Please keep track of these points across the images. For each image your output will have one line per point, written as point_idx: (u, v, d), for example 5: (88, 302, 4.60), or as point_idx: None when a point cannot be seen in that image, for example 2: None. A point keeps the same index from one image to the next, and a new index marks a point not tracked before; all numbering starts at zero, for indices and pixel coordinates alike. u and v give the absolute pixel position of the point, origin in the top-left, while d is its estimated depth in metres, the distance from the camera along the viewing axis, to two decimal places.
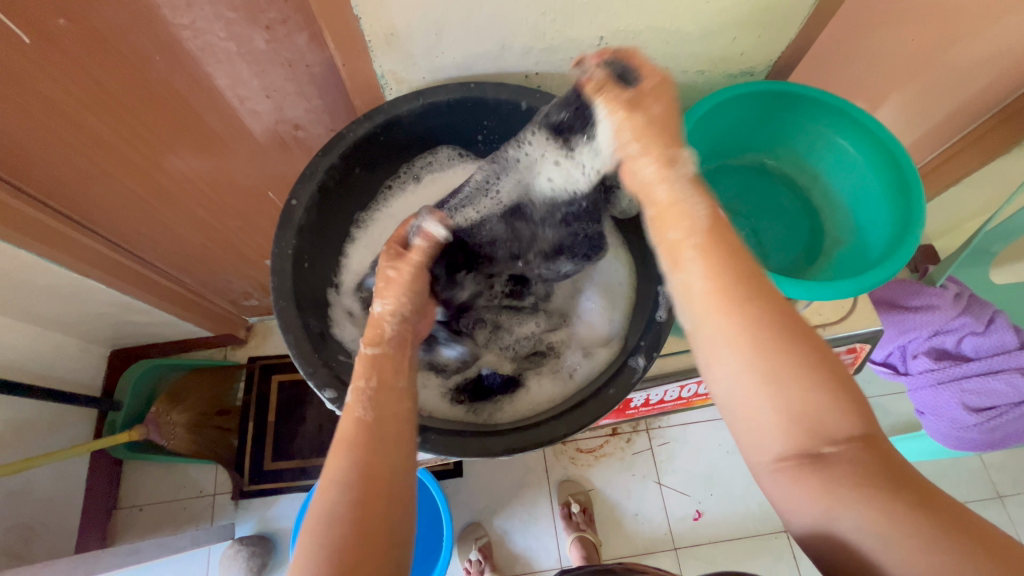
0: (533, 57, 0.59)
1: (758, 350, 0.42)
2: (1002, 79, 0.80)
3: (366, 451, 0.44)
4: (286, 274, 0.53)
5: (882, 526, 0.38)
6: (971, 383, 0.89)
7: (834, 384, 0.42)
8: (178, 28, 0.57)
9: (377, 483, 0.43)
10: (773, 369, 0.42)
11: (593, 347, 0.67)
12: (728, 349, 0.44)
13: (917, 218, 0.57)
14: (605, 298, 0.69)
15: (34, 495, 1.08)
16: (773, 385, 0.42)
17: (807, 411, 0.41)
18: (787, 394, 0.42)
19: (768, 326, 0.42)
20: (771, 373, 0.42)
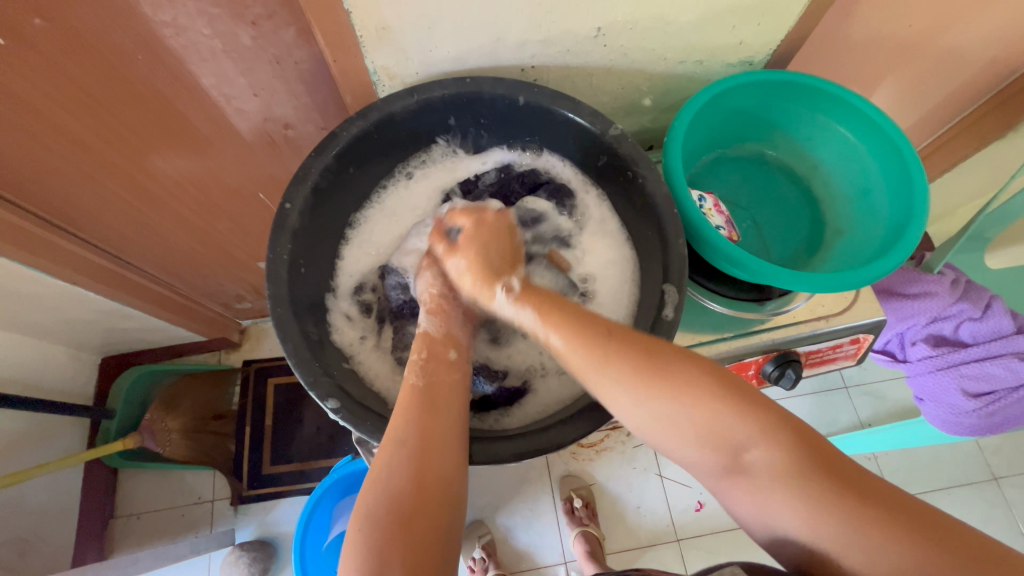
0: (528, 50, 0.57)
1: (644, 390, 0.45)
2: (998, 64, 0.80)
3: (422, 452, 0.46)
4: (281, 279, 0.51)
5: (811, 523, 0.40)
6: (969, 368, 0.89)
7: (719, 394, 0.44)
8: (159, 26, 0.55)
9: (435, 483, 0.45)
10: (654, 388, 0.45)
11: None
12: (628, 397, 0.46)
13: (920, 206, 0.56)
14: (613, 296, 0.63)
15: (28, 507, 1.06)
16: (674, 415, 0.44)
17: (698, 426, 0.44)
18: (672, 412, 0.44)
19: (631, 361, 0.46)
20: (648, 394, 0.45)
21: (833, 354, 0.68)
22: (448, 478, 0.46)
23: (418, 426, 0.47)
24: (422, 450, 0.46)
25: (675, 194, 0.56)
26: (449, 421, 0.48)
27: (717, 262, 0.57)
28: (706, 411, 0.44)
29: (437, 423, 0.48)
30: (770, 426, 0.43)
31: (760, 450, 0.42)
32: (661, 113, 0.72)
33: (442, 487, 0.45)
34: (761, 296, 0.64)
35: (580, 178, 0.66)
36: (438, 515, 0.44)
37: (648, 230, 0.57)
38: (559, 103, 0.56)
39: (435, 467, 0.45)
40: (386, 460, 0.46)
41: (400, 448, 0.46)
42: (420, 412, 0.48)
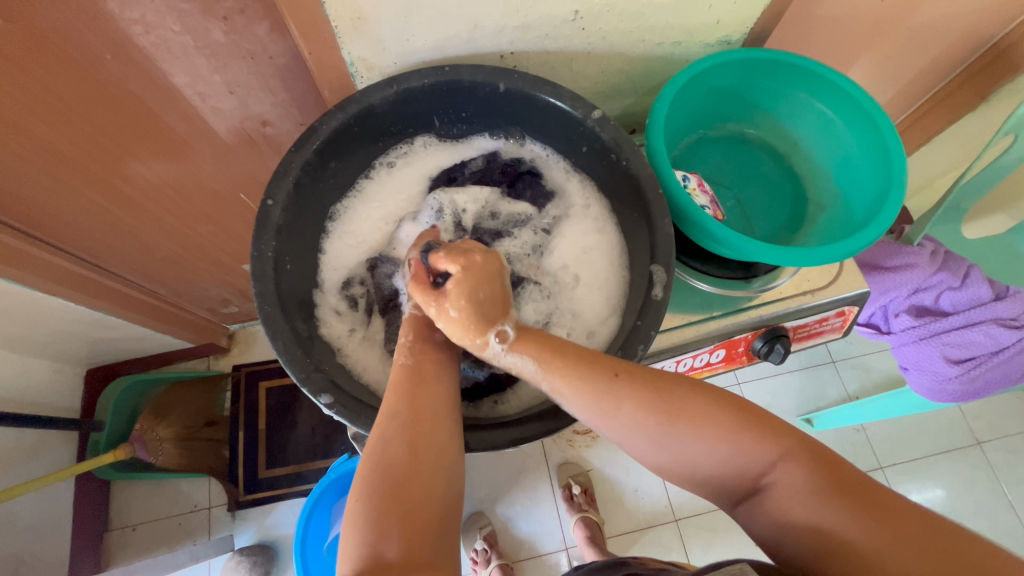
0: (507, 36, 0.57)
1: (617, 423, 0.47)
2: (968, 36, 0.81)
3: (414, 425, 0.46)
4: (267, 276, 0.50)
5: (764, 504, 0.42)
6: (951, 336, 0.91)
7: (721, 413, 0.46)
8: (128, 24, 0.53)
9: (428, 451, 0.45)
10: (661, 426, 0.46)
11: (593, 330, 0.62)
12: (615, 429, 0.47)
13: (898, 176, 0.57)
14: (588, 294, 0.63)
15: (19, 524, 1.04)
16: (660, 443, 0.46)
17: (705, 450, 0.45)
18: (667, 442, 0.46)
19: (635, 400, 0.46)
20: (668, 433, 0.46)
21: (821, 328, 0.70)
22: (443, 447, 0.46)
23: (410, 401, 0.47)
24: (414, 421, 0.46)
25: (660, 175, 0.56)
26: (440, 398, 0.49)
27: (703, 241, 0.58)
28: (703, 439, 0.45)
29: (427, 397, 0.49)
30: (790, 448, 0.45)
31: (787, 470, 0.44)
32: (641, 96, 0.72)
33: (436, 454, 0.45)
34: (748, 274, 0.65)
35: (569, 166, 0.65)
36: (435, 486, 0.44)
37: (634, 213, 0.58)
38: (539, 89, 0.56)
39: (429, 436, 0.46)
40: (379, 436, 0.46)
41: (393, 421, 0.46)
42: (411, 387, 0.49)
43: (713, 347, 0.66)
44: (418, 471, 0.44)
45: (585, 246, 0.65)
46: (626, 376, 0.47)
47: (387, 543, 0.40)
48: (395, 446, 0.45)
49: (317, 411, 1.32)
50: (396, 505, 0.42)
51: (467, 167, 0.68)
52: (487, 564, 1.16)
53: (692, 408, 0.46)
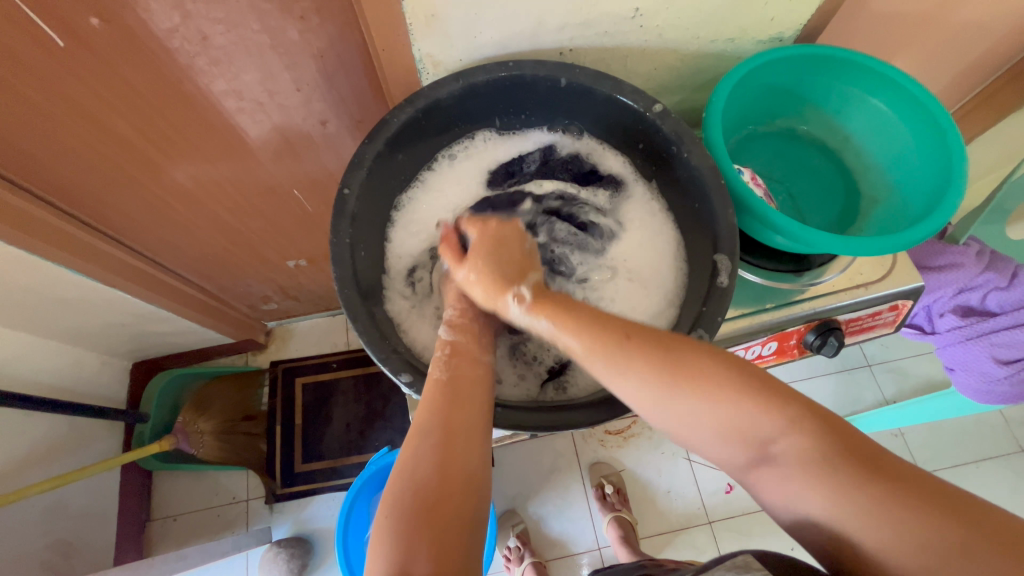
0: (568, 33, 0.59)
1: (667, 385, 0.44)
2: (1018, 33, 0.81)
3: (447, 444, 0.45)
4: (345, 260, 0.52)
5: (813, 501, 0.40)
6: (999, 337, 0.90)
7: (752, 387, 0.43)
8: (210, 23, 0.56)
9: (457, 477, 0.43)
10: (676, 394, 0.44)
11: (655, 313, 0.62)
12: (652, 402, 0.45)
13: (960, 170, 0.57)
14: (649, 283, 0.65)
15: (70, 510, 1.08)
16: (697, 411, 0.44)
17: (736, 416, 0.43)
18: (713, 412, 0.44)
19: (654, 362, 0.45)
20: (670, 400, 0.44)
21: (873, 322, 0.70)
22: (472, 471, 0.44)
23: (444, 416, 0.46)
24: (448, 442, 0.45)
25: (719, 165, 0.57)
26: (474, 414, 0.48)
27: (761, 231, 0.58)
28: (735, 405, 0.43)
29: (461, 417, 0.47)
30: (796, 414, 0.42)
31: (788, 441, 0.42)
32: (691, 93, 0.73)
33: (468, 479, 0.44)
34: (799, 267, 0.65)
35: (621, 158, 0.67)
36: (459, 517, 0.42)
37: (695, 203, 0.59)
38: (600, 83, 0.58)
39: (460, 458, 0.44)
40: (411, 453, 0.45)
41: (424, 441, 0.45)
42: (446, 405, 0.47)
43: (765, 339, 0.66)
44: (449, 490, 0.42)
45: (642, 244, 0.67)
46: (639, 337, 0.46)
47: (414, 560, 0.39)
48: (426, 468, 0.43)
49: (352, 407, 1.34)
50: (427, 528, 0.40)
51: (527, 161, 0.69)
52: (520, 562, 1.17)
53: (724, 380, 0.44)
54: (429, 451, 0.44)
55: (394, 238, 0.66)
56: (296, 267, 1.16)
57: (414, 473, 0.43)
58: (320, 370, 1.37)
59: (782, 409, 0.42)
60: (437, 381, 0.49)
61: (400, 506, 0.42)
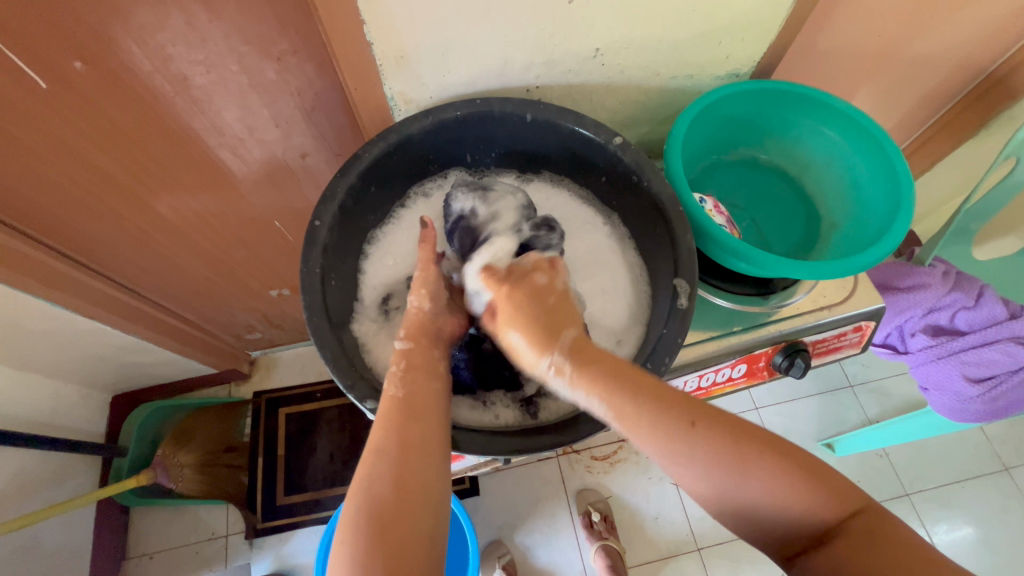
0: (533, 72, 0.62)
1: (725, 466, 0.43)
2: (965, 66, 0.86)
3: (402, 459, 0.46)
4: (315, 290, 0.54)
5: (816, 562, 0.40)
6: (968, 355, 0.92)
7: (778, 474, 0.42)
8: (192, 65, 0.59)
9: (416, 493, 0.45)
10: (732, 471, 0.43)
11: (625, 335, 0.63)
12: (715, 481, 0.43)
13: (907, 196, 0.60)
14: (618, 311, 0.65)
15: (43, 549, 1.05)
16: (744, 490, 0.43)
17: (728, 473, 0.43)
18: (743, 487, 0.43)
19: (713, 443, 0.44)
20: (732, 478, 0.43)
21: (839, 343, 0.71)
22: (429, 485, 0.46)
23: (399, 432, 0.47)
24: (403, 457, 0.46)
25: (679, 194, 0.60)
26: (429, 430, 0.48)
27: (722, 256, 0.61)
28: (770, 484, 0.42)
29: (417, 432, 0.48)
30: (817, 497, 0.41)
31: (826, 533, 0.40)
32: (657, 125, 0.76)
33: (424, 496, 0.45)
34: (764, 291, 0.68)
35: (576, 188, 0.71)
36: (421, 535, 0.43)
37: (658, 230, 0.61)
38: (564, 118, 0.61)
39: (417, 476, 0.45)
40: (367, 469, 0.46)
41: (382, 458, 0.46)
42: (400, 421, 0.48)
43: (735, 361, 0.67)
44: (406, 503, 0.44)
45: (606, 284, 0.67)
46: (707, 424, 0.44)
47: None
48: (381, 485, 0.44)
49: (336, 437, 1.33)
50: (382, 546, 0.42)
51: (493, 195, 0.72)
52: None
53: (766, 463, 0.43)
54: (382, 472, 0.45)
55: (364, 271, 0.67)
56: (280, 296, 1.17)
57: (371, 492, 0.44)
58: (304, 400, 1.36)
59: (810, 491, 0.42)
60: (392, 397, 0.50)
61: (358, 523, 0.43)
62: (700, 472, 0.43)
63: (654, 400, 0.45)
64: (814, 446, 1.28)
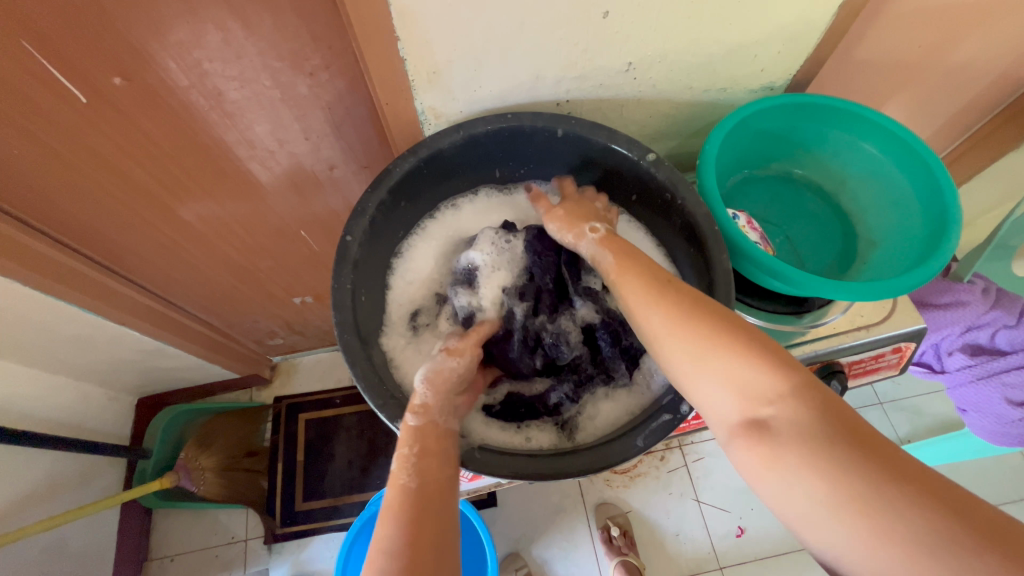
0: (564, 86, 0.61)
1: (705, 352, 0.46)
2: (1009, 77, 0.82)
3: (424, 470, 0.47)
4: (346, 307, 0.54)
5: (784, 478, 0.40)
6: (1011, 377, 0.88)
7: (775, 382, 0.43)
8: (226, 80, 0.60)
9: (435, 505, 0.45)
10: (702, 356, 0.46)
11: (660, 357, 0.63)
12: (689, 357, 0.47)
13: (952, 215, 0.58)
14: None
15: (69, 550, 1.07)
16: (714, 376, 0.45)
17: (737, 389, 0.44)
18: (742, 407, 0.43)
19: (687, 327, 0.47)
20: (703, 363, 0.46)
21: (877, 365, 0.69)
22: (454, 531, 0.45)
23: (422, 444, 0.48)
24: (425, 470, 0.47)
25: (713, 212, 0.59)
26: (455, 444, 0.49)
27: (757, 275, 0.59)
28: (737, 374, 0.44)
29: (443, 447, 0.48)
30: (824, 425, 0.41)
31: (784, 411, 0.41)
32: (687, 138, 0.75)
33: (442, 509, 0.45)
34: (799, 309, 0.65)
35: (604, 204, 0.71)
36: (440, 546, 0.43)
37: (691, 248, 0.60)
38: (595, 133, 0.60)
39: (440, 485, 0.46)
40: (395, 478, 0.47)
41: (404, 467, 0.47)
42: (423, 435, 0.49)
43: None
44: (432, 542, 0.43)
45: None
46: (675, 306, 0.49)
47: None
48: (404, 521, 0.44)
49: (355, 444, 1.33)
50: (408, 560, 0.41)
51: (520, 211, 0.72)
52: None
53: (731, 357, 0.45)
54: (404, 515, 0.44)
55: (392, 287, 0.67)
56: (302, 303, 1.18)
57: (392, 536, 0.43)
58: (323, 407, 1.36)
59: (787, 377, 0.42)
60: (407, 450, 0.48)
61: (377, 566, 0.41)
62: (679, 353, 0.47)
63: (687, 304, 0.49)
64: None
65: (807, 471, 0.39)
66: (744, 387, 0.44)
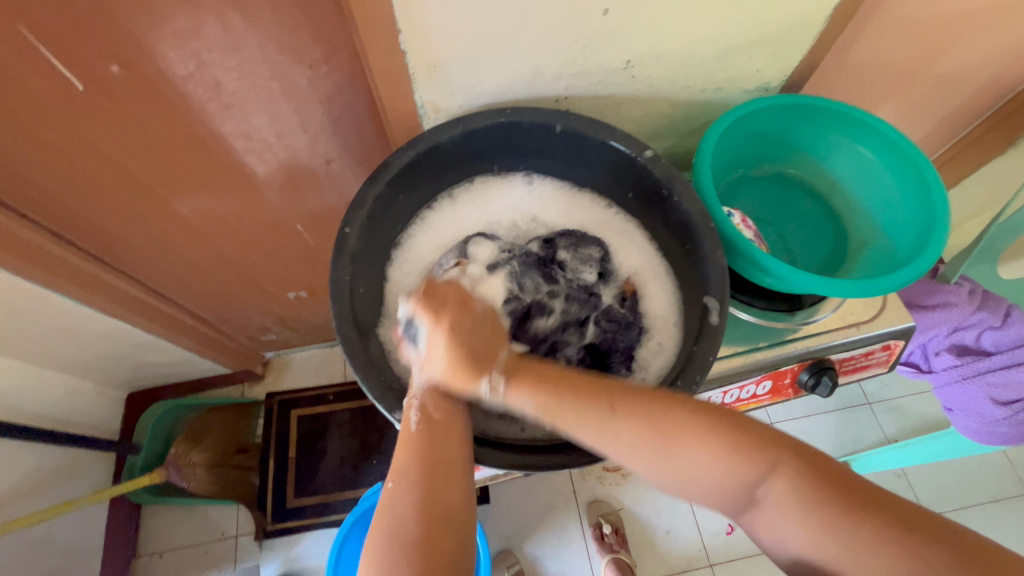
0: (563, 82, 0.62)
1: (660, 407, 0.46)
2: (997, 83, 0.84)
3: (427, 482, 0.45)
4: (344, 299, 0.54)
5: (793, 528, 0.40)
6: (995, 376, 0.90)
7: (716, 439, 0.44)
8: (225, 70, 0.59)
9: (438, 515, 0.44)
10: (662, 449, 0.45)
11: (661, 348, 0.63)
12: (651, 462, 0.45)
13: (941, 215, 0.59)
14: (657, 324, 0.64)
15: (56, 546, 1.05)
16: (689, 467, 0.44)
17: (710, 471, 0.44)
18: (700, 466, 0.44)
19: (641, 418, 0.45)
20: (670, 458, 0.44)
21: (867, 362, 0.70)
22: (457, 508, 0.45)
23: (422, 454, 0.47)
24: (426, 480, 0.46)
25: (709, 209, 0.59)
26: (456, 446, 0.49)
27: (752, 272, 0.60)
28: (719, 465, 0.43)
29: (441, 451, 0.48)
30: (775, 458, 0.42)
31: (769, 484, 0.42)
32: (683, 138, 0.76)
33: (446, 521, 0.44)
34: (793, 306, 0.66)
35: (603, 199, 0.71)
36: (445, 559, 0.43)
37: (687, 244, 0.60)
38: (593, 130, 0.60)
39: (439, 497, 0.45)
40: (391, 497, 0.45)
41: (402, 481, 0.46)
42: (424, 445, 0.48)
43: (759, 378, 0.66)
44: (432, 517, 0.44)
45: (651, 297, 0.66)
46: (625, 405, 0.46)
47: None
48: (405, 496, 0.45)
49: (347, 440, 1.33)
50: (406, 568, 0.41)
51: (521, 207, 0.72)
52: None
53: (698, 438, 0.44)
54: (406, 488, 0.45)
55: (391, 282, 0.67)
56: (296, 299, 1.17)
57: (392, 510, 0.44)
58: (316, 403, 1.36)
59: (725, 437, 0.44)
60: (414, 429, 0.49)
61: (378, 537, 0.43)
62: (629, 451, 0.46)
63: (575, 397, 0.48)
64: None
65: (790, 518, 0.41)
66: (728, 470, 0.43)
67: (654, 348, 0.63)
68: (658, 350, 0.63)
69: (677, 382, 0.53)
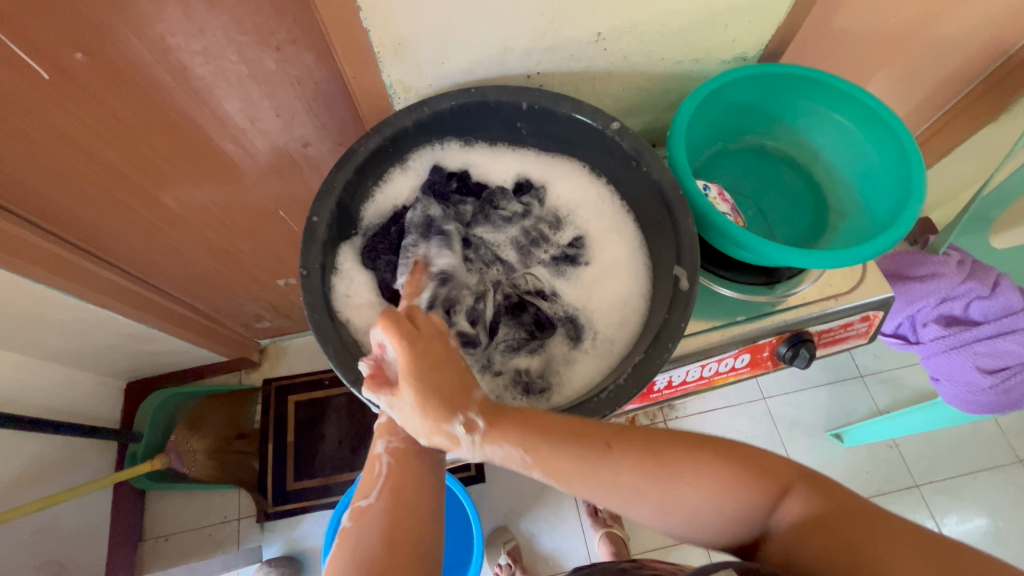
0: (534, 58, 0.61)
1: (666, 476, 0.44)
2: (987, 47, 0.82)
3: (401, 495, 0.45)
4: (316, 288, 0.55)
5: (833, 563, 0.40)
6: (982, 346, 0.90)
7: (723, 471, 0.44)
8: (190, 54, 0.59)
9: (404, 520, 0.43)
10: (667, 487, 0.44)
11: (625, 318, 0.64)
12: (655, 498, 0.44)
13: (918, 182, 0.59)
14: (617, 298, 0.65)
15: (62, 531, 1.08)
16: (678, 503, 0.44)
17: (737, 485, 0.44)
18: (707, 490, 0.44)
19: (640, 460, 0.45)
20: (665, 485, 0.44)
21: (846, 333, 0.70)
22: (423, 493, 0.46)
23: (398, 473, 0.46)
24: (394, 503, 0.44)
25: (681, 181, 0.59)
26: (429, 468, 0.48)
27: (728, 247, 0.60)
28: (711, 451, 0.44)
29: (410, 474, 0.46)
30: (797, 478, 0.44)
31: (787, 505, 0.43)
32: (662, 112, 0.75)
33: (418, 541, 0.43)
34: (770, 280, 0.66)
35: (575, 164, 0.69)
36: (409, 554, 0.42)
37: (658, 215, 0.61)
38: (560, 105, 0.60)
39: (409, 522, 0.43)
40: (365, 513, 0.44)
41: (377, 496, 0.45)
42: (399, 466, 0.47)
43: (738, 351, 0.66)
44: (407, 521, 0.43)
45: (603, 278, 0.67)
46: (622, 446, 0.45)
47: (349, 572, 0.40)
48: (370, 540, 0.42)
49: (344, 424, 1.35)
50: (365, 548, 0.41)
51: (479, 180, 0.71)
52: None
53: (699, 473, 0.44)
54: (380, 495, 0.45)
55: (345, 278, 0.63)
56: (286, 285, 1.18)
57: (361, 525, 0.43)
58: (312, 388, 1.38)
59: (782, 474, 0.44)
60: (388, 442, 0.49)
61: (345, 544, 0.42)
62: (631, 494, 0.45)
63: (565, 432, 0.46)
64: (821, 437, 1.27)
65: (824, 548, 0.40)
66: (720, 504, 0.44)
67: (614, 317, 0.65)
68: (617, 319, 0.64)
69: (649, 352, 0.54)
